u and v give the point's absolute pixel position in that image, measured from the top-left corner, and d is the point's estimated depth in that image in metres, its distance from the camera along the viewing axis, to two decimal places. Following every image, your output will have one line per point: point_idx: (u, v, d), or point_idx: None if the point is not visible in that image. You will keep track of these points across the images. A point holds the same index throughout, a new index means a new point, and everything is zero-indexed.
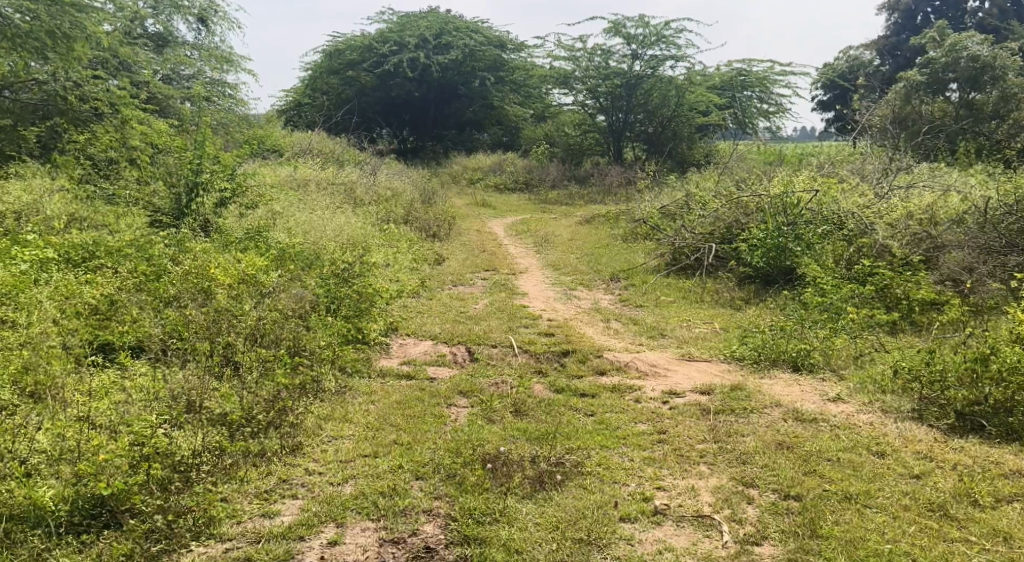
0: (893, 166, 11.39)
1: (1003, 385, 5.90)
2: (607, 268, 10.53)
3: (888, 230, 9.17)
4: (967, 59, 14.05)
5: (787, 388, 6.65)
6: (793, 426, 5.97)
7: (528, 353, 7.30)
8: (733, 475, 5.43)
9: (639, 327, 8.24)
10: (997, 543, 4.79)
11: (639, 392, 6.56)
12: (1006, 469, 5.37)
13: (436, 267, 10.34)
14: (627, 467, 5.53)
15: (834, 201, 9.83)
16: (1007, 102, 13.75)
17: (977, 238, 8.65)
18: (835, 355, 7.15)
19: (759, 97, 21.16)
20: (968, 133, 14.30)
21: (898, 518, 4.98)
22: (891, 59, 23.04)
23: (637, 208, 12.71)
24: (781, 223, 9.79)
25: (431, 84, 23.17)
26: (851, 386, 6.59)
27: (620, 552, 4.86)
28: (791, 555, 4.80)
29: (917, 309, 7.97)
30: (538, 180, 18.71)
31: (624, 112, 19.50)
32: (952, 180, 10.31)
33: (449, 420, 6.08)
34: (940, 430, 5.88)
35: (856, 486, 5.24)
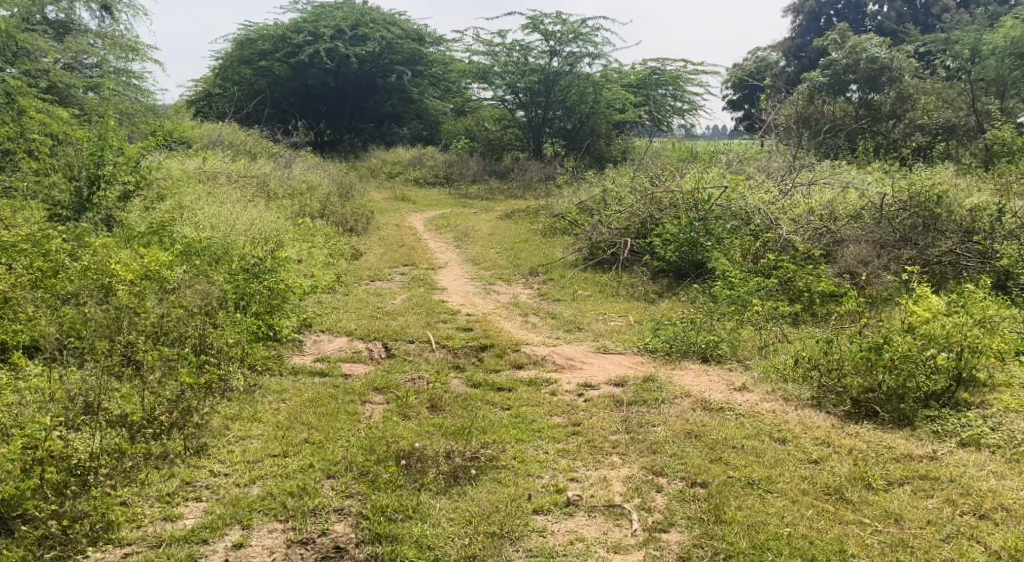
0: (798, 163, 11.84)
1: (896, 372, 6.19)
2: (526, 263, 10.61)
3: (792, 225, 9.51)
4: (867, 60, 14.77)
5: (696, 379, 6.83)
6: (702, 416, 6.14)
7: (445, 348, 7.31)
8: (645, 464, 5.56)
9: (556, 320, 8.33)
10: (889, 524, 4.94)
11: (555, 385, 6.64)
12: (897, 453, 5.57)
13: (353, 262, 10.24)
14: (542, 459, 5.60)
15: (743, 197, 10.17)
16: (903, 102, 14.44)
17: (873, 233, 9.14)
18: (742, 346, 7.39)
19: (673, 95, 21.68)
20: (867, 133, 14.84)
21: (798, 502, 5.14)
22: (798, 60, 23.82)
23: (556, 204, 12.84)
24: (693, 218, 10.03)
25: (347, 77, 22.82)
26: (756, 375, 6.82)
27: (532, 544, 4.90)
28: (695, 540, 4.90)
29: (818, 300, 8.27)
30: (459, 174, 18.67)
31: (543, 108, 19.63)
32: (851, 177, 10.75)
33: (363, 417, 6.04)
34: (838, 417, 6.13)
35: (759, 472, 5.41)
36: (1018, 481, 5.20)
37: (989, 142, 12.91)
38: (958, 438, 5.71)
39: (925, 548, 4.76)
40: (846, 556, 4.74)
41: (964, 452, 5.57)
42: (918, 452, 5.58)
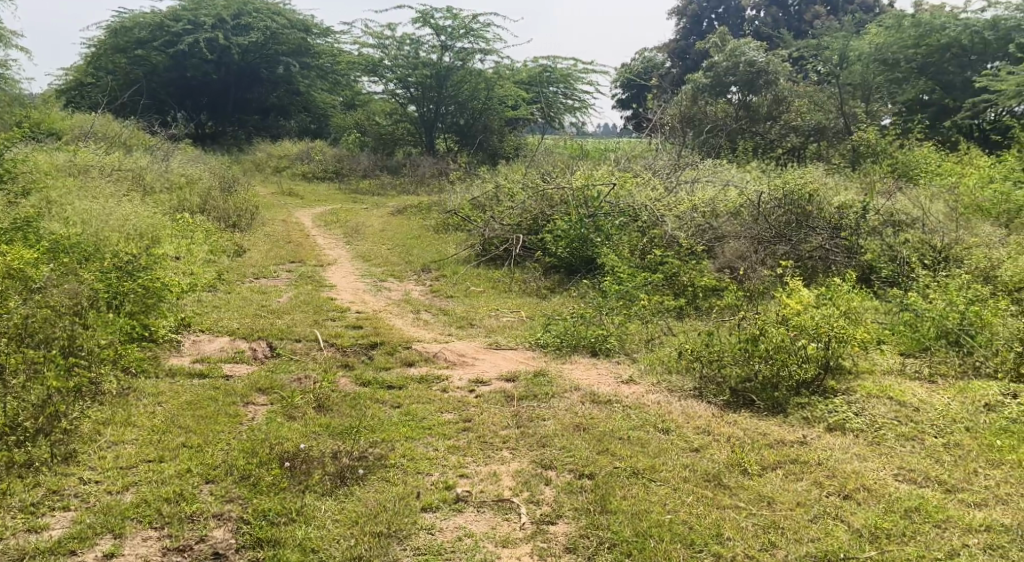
0: (682, 162, 12.21)
1: (770, 361, 6.47)
2: (417, 259, 10.54)
3: (676, 221, 9.81)
4: (744, 63, 15.48)
5: (585, 372, 6.96)
6: (590, 408, 6.25)
7: (334, 347, 7.19)
8: (534, 458, 5.60)
9: (448, 317, 8.32)
10: (762, 506, 5.06)
11: (446, 382, 6.64)
12: (771, 439, 5.76)
13: (236, 259, 9.93)
14: (431, 456, 5.58)
15: (630, 194, 10.41)
16: (779, 105, 15.12)
17: (751, 230, 9.53)
18: (629, 339, 7.57)
19: (563, 93, 21.97)
20: (746, 133, 15.31)
21: (679, 490, 5.24)
22: (682, 61, 24.54)
23: (449, 200, 12.80)
24: (583, 214, 10.19)
25: (230, 67, 22.12)
26: (642, 367, 7.01)
27: (421, 542, 4.86)
28: (582, 531, 4.94)
29: (701, 295, 8.54)
30: (349, 169, 18.38)
31: (435, 103, 19.48)
32: (731, 176, 11.17)
33: (245, 419, 5.88)
34: (718, 406, 6.34)
35: (643, 462, 5.51)
36: (878, 462, 5.39)
37: (856, 144, 13.70)
38: (825, 424, 5.95)
39: (795, 528, 4.86)
40: (722, 539, 4.83)
41: (831, 436, 5.78)
42: (790, 437, 5.77)
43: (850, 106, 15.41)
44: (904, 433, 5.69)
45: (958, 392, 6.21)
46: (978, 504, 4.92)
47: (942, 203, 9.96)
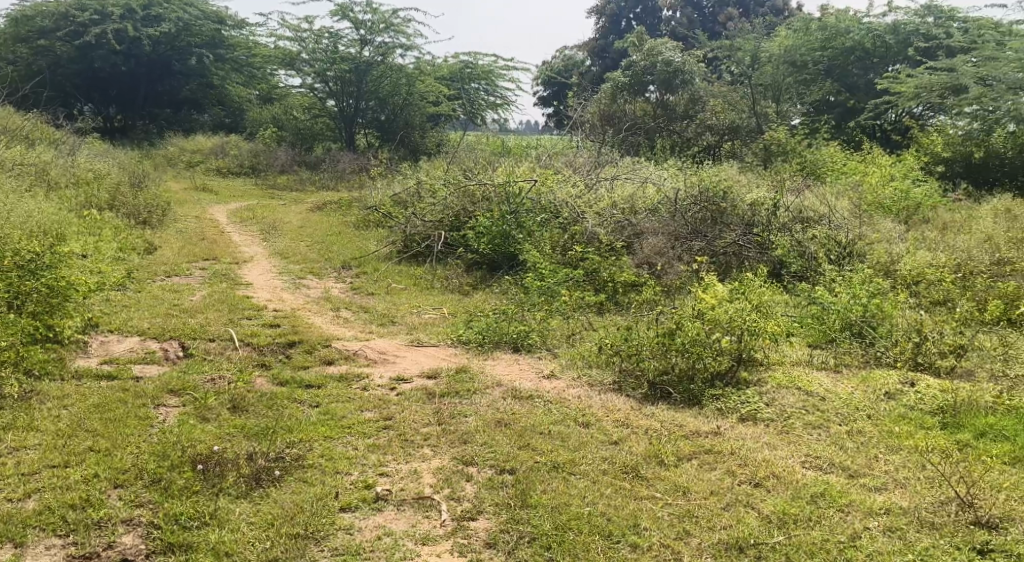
0: (602, 160, 12.36)
1: (686, 354, 6.62)
2: (337, 256, 10.41)
3: (597, 218, 9.92)
4: (662, 63, 15.61)
5: (507, 368, 7.00)
6: (512, 404, 6.26)
7: (250, 347, 7.04)
8: (455, 455, 5.58)
9: (369, 314, 8.25)
10: (678, 496, 5.14)
11: (367, 380, 6.59)
12: (688, 430, 5.88)
13: (147, 257, 9.63)
14: (351, 455, 5.53)
15: (551, 190, 10.48)
16: (695, 104, 15.59)
17: (669, 226, 9.73)
18: (551, 335, 7.64)
19: (485, 90, 21.83)
20: (664, 131, 15.65)
21: (598, 482, 5.27)
22: (602, 60, 24.87)
23: (370, 196, 12.68)
24: (505, 211, 10.22)
25: (140, 59, 21.41)
26: (563, 362, 7.08)
27: (338, 542, 4.81)
28: (502, 526, 4.92)
29: (621, 290, 8.67)
30: (266, 164, 18.02)
31: (354, 98, 19.31)
32: (649, 173, 11.36)
33: (156, 421, 5.73)
34: (636, 399, 6.44)
35: (563, 456, 5.53)
36: (787, 450, 5.56)
37: (767, 143, 14.13)
38: (738, 414, 6.12)
39: (709, 517, 4.94)
40: (640, 529, 4.86)
41: (743, 426, 5.95)
42: (704, 428, 5.90)
43: (761, 106, 15.89)
44: (811, 422, 5.90)
45: (861, 381, 6.48)
46: (879, 488, 5.10)
47: (847, 201, 10.37)
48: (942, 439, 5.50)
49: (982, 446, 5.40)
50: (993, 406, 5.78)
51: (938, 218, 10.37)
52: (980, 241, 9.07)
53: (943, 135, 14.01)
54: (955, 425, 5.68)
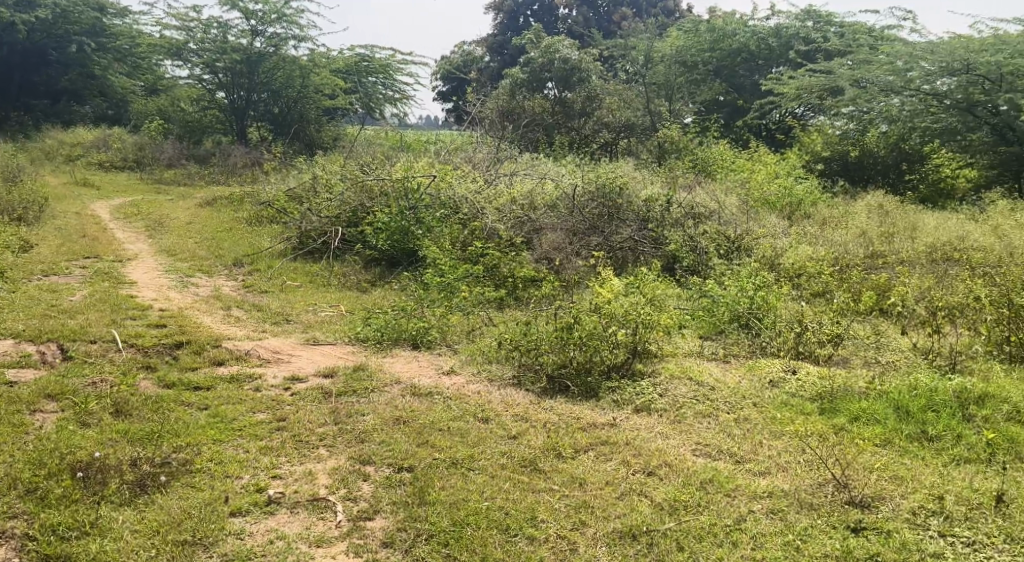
0: (500, 156, 12.40)
1: (584, 348, 6.71)
2: (228, 253, 10.13)
3: (496, 214, 9.94)
4: (560, 60, 15.92)
5: (405, 365, 6.96)
6: (411, 401, 6.21)
7: (134, 348, 6.77)
8: (351, 454, 5.51)
9: (261, 313, 8.04)
10: (575, 487, 5.21)
11: (260, 380, 6.44)
12: (584, 423, 5.96)
13: (22, 255, 9.14)
14: (242, 459, 5.39)
15: (450, 186, 10.44)
16: (592, 101, 15.79)
17: (566, 222, 9.87)
18: (450, 331, 7.63)
19: (384, 84, 21.31)
20: (561, 128, 15.91)
21: (496, 477, 5.29)
22: (500, 56, 24.93)
23: (262, 191, 12.37)
24: (403, 206, 10.11)
25: (13, 46, 20.44)
26: (463, 358, 7.08)
27: (228, 547, 4.69)
28: (399, 524, 4.89)
29: (520, 286, 8.73)
30: (152, 158, 17.34)
31: (246, 90, 18.74)
32: (548, 169, 11.46)
33: (32, 428, 5.46)
34: (535, 393, 6.48)
35: (462, 452, 5.52)
36: (679, 439, 5.73)
37: (661, 141, 14.51)
38: (633, 405, 6.24)
39: (603, 506, 5.02)
40: (536, 521, 4.91)
41: (637, 417, 6.09)
42: (601, 421, 6.00)
43: (655, 104, 16.28)
44: (701, 411, 6.09)
45: (748, 370, 6.73)
46: (763, 473, 5.30)
47: (735, 197, 10.74)
48: (821, 425, 5.77)
49: (856, 429, 5.69)
50: (866, 392, 6.10)
51: (819, 213, 10.85)
52: (855, 236, 9.57)
53: (823, 134, 14.70)
54: (832, 409, 5.97)
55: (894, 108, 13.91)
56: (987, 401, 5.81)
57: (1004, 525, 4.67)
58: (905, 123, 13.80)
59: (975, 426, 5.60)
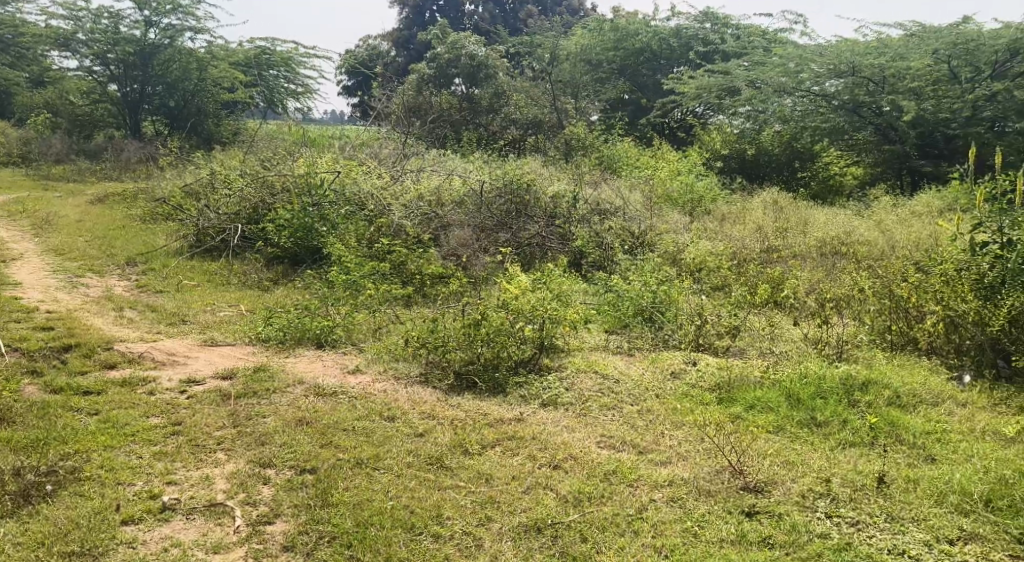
0: (405, 152, 12.31)
1: (491, 345, 6.72)
2: (121, 252, 9.74)
3: (402, 210, 9.85)
4: (465, 56, 15.87)
5: (309, 365, 6.84)
6: (314, 402, 6.11)
7: (19, 352, 6.47)
8: (251, 457, 5.39)
9: (156, 313, 7.78)
10: (481, 483, 5.22)
11: (154, 383, 6.22)
12: (491, 419, 5.97)
13: None
14: (134, 465, 5.21)
15: (355, 182, 10.31)
16: (499, 98, 15.83)
17: (474, 218, 9.90)
18: (356, 329, 7.52)
19: (285, 77, 20.92)
20: (469, 124, 15.93)
21: (402, 475, 5.26)
22: (406, 50, 24.80)
23: (157, 188, 11.95)
24: (306, 203, 9.86)
25: None
26: (369, 356, 7.00)
27: (119, 557, 4.54)
28: (301, 527, 4.81)
29: (428, 283, 8.69)
30: (39, 153, 16.54)
31: (140, 83, 18.07)
32: (454, 165, 11.45)
33: None
34: (442, 390, 6.46)
35: (367, 451, 5.46)
36: (584, 432, 5.81)
37: (568, 138, 14.69)
38: (540, 400, 6.30)
39: (509, 502, 5.05)
40: (442, 519, 4.91)
41: (544, 412, 6.14)
42: (508, 416, 6.02)
43: (561, 101, 16.46)
44: (606, 404, 6.20)
45: (651, 362, 6.89)
46: (664, 462, 5.44)
47: (639, 193, 10.96)
48: (719, 414, 5.95)
49: (752, 417, 5.89)
50: (761, 380, 6.34)
51: (718, 209, 11.19)
52: (752, 231, 9.91)
53: (721, 133, 15.17)
54: (730, 399, 6.17)
55: (787, 108, 14.48)
56: (871, 387, 6.10)
57: (885, 505, 4.90)
58: (797, 123, 14.35)
59: (860, 411, 5.87)
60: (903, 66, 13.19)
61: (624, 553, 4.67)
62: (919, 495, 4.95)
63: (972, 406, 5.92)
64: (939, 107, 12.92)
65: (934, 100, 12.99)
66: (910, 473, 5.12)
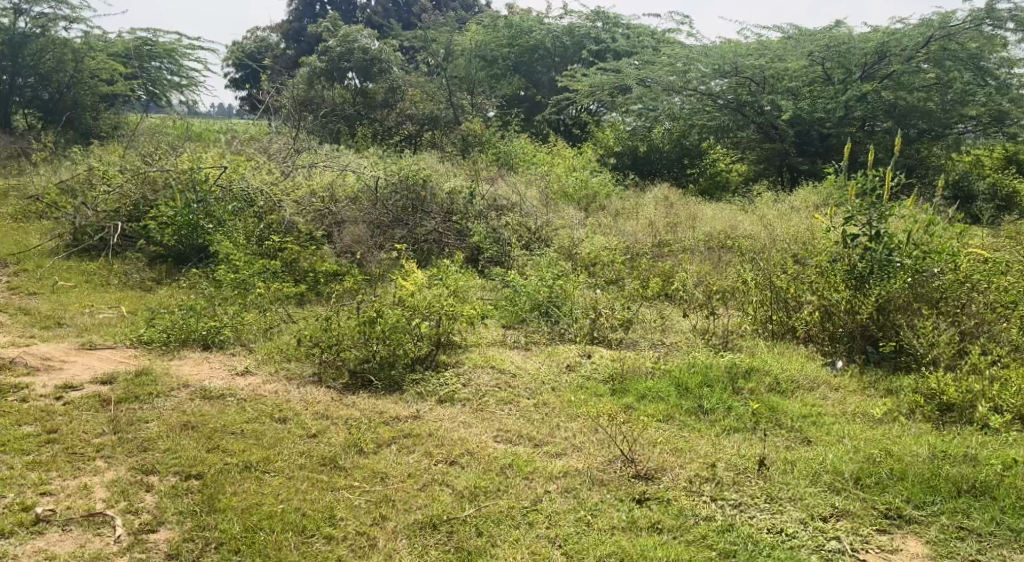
0: (296, 147, 12.05)
1: (387, 342, 6.64)
2: None
3: (294, 206, 9.64)
4: (359, 50, 15.87)
5: (194, 367, 6.64)
6: (200, 405, 5.92)
7: None
8: (133, 464, 5.19)
9: (29, 316, 7.40)
10: (376, 482, 5.18)
11: (27, 390, 5.92)
12: (387, 417, 5.92)
13: None
14: (5, 477, 4.97)
15: (244, 177, 9.92)
16: (394, 93, 15.69)
17: (369, 215, 9.81)
18: (245, 329, 7.32)
19: (169, 69, 20.16)
20: (363, 119, 15.68)
21: (293, 478, 5.17)
22: (296, 43, 24.33)
23: (30, 184, 11.33)
24: (190, 200, 9.47)
25: None
26: (259, 357, 6.84)
27: None
28: (186, 535, 4.68)
29: (323, 280, 8.56)
30: None
31: (9, 74, 17.05)
32: (348, 161, 11.29)
33: None
34: (336, 390, 6.38)
35: (256, 455, 5.33)
36: (480, 427, 5.84)
37: (464, 134, 14.69)
38: (436, 396, 6.29)
39: (404, 500, 5.03)
40: (335, 521, 4.85)
41: (440, 408, 6.13)
42: (404, 413, 5.98)
43: (457, 97, 16.43)
44: (503, 398, 6.24)
45: (547, 356, 6.98)
46: (559, 454, 5.52)
47: (535, 189, 11.07)
48: (612, 405, 6.08)
49: (642, 407, 6.05)
50: (652, 370, 6.52)
51: (612, 205, 11.44)
52: (644, 226, 10.15)
53: (615, 130, 15.49)
54: (622, 390, 6.31)
55: (676, 107, 14.93)
56: (753, 374, 6.36)
57: (765, 486, 5.11)
58: (685, 121, 14.87)
59: (743, 398, 6.11)
60: (781, 68, 13.81)
61: (519, 545, 4.72)
62: (796, 475, 5.19)
63: (844, 390, 6.24)
64: (814, 107, 13.68)
65: (809, 100, 13.80)
66: (788, 456, 5.36)
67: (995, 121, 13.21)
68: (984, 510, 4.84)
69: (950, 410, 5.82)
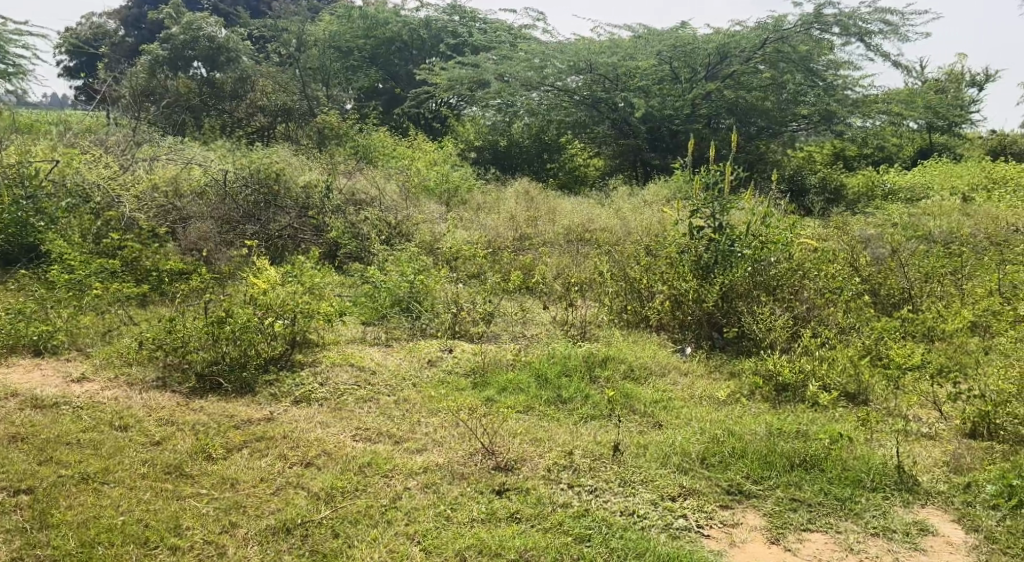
0: (138, 139, 11.44)
1: (237, 342, 6.41)
2: None
3: (134, 202, 9.14)
4: (206, 39, 15.26)
5: (24, 375, 6.21)
6: (30, 415, 5.55)
7: None
8: None
9: None
10: (226, 488, 5.00)
11: None
12: (237, 420, 5.72)
13: None
14: None
15: (78, 171, 9.32)
16: (243, 84, 15.12)
17: (217, 209, 9.46)
18: (82, 333, 6.89)
19: None
20: (210, 110, 15.03)
21: (135, 488, 4.92)
22: (137, 31, 23.11)
23: None
24: (18, 195, 8.77)
25: None
26: (97, 362, 6.45)
27: None
28: (13, 555, 4.43)
29: (167, 280, 8.13)
30: None
31: None
32: (194, 154, 10.83)
33: None
34: (182, 394, 6.10)
35: (94, 465, 5.05)
36: (338, 426, 5.74)
37: (320, 127, 14.38)
38: (292, 397, 6.14)
39: (256, 505, 4.88)
40: (181, 531, 4.65)
41: (295, 409, 5.98)
42: (257, 416, 5.81)
43: (311, 88, 16.24)
44: (362, 396, 6.16)
45: (407, 352, 6.92)
46: (419, 450, 5.50)
47: (394, 183, 10.97)
48: (471, 399, 6.10)
49: (503, 399, 6.12)
50: (512, 363, 6.60)
51: (473, 199, 11.51)
52: (504, 219, 10.24)
53: (474, 124, 15.58)
54: (483, 383, 6.36)
55: (534, 102, 15.15)
56: (608, 363, 6.56)
57: (619, 470, 5.28)
58: (543, 117, 15.13)
59: (599, 386, 6.29)
60: (631, 67, 14.23)
61: (376, 544, 4.67)
62: (647, 459, 5.39)
63: (692, 374, 6.52)
64: (663, 105, 14.12)
65: (658, 98, 14.15)
66: (640, 440, 5.56)
67: (823, 120, 14.16)
68: (814, 482, 5.17)
69: (785, 390, 6.20)
